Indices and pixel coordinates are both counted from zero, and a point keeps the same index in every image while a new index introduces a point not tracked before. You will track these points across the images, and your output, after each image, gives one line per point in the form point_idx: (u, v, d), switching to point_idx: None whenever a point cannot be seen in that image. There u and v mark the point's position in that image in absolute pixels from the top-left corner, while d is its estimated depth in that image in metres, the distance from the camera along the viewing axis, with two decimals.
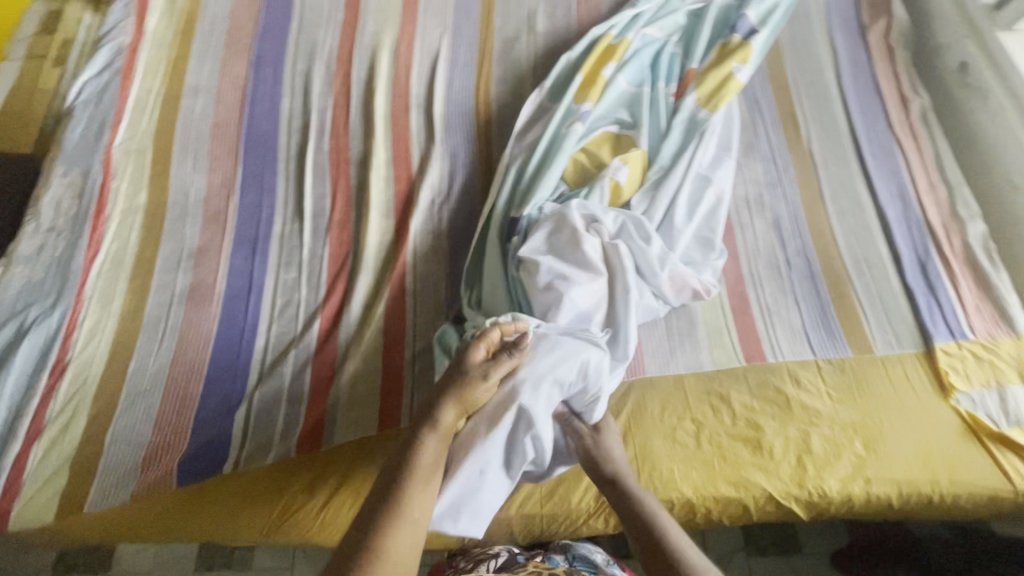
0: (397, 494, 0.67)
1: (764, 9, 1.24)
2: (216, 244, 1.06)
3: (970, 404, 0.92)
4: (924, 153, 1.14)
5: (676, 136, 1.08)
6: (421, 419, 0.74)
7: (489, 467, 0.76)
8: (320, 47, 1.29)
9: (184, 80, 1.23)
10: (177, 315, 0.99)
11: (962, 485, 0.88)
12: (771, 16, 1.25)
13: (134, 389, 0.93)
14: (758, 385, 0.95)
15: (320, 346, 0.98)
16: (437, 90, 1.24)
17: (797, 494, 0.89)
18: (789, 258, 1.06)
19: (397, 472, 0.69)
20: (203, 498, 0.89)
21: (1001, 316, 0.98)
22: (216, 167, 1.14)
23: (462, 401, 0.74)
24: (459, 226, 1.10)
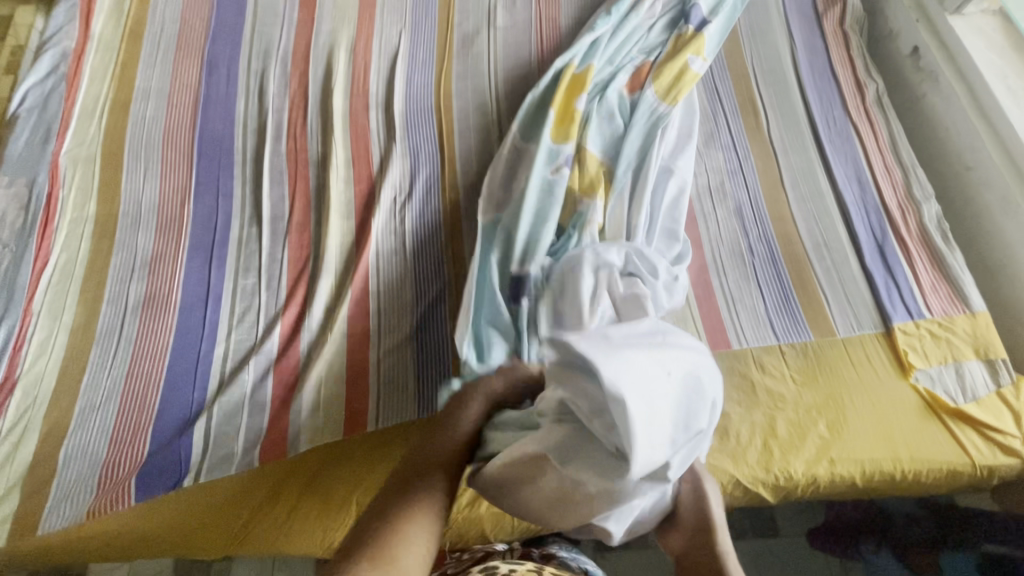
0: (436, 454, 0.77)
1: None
2: (171, 252, 1.03)
3: (928, 381, 0.94)
4: (880, 137, 1.16)
5: (635, 143, 1.06)
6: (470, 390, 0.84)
7: (673, 374, 0.62)
8: (275, 47, 1.26)
9: (133, 84, 1.20)
10: (132, 326, 0.96)
11: (923, 461, 0.89)
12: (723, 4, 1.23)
13: (87, 404, 0.90)
14: (724, 372, 0.96)
15: (282, 351, 0.96)
16: (397, 87, 1.22)
17: (764, 478, 0.89)
18: (751, 245, 1.07)
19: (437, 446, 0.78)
20: (163, 512, 0.86)
21: (956, 295, 1.00)
22: (170, 172, 1.10)
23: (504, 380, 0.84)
24: (423, 224, 1.08)
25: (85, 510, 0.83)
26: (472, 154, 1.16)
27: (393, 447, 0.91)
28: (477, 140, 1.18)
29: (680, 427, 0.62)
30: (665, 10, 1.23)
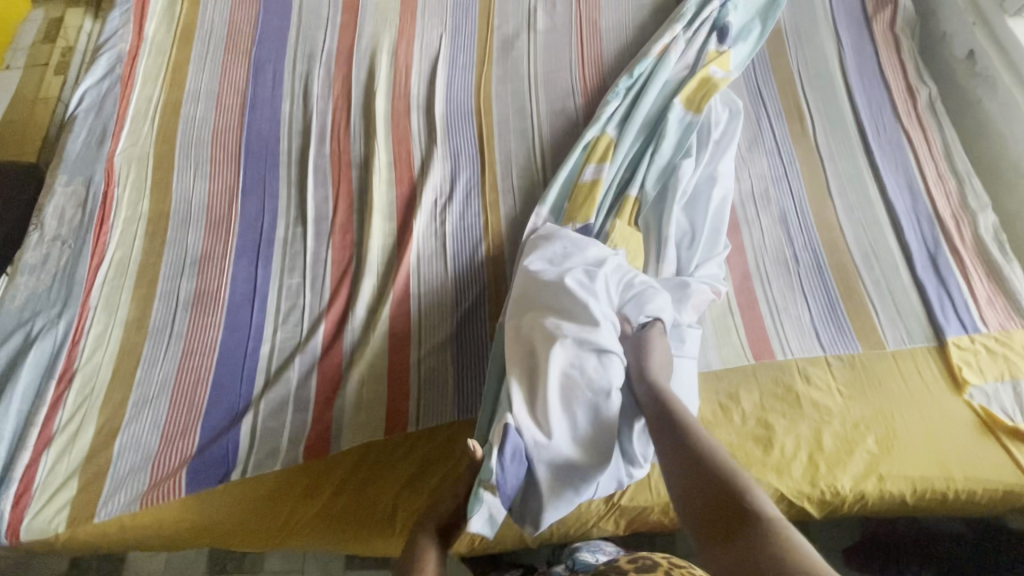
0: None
1: (743, 15, 1.21)
2: (220, 250, 1.06)
3: (984, 398, 0.91)
4: (933, 144, 1.13)
5: (662, 163, 1.04)
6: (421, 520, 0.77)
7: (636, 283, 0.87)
8: (319, 50, 1.28)
9: (184, 86, 1.23)
10: (182, 322, 0.99)
11: (977, 481, 0.86)
12: (751, 20, 1.22)
13: (141, 397, 0.93)
14: (768, 382, 0.94)
15: (326, 350, 0.98)
16: (438, 90, 1.23)
17: (809, 492, 0.87)
18: (796, 254, 1.04)
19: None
20: (209, 507, 0.88)
21: (1013, 309, 0.97)
22: (218, 172, 1.13)
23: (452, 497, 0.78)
24: (463, 227, 1.09)
25: (139, 499, 0.86)
26: (512, 158, 1.16)
27: (433, 447, 0.92)
28: (517, 144, 1.18)
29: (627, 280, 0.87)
30: (696, 37, 1.18)
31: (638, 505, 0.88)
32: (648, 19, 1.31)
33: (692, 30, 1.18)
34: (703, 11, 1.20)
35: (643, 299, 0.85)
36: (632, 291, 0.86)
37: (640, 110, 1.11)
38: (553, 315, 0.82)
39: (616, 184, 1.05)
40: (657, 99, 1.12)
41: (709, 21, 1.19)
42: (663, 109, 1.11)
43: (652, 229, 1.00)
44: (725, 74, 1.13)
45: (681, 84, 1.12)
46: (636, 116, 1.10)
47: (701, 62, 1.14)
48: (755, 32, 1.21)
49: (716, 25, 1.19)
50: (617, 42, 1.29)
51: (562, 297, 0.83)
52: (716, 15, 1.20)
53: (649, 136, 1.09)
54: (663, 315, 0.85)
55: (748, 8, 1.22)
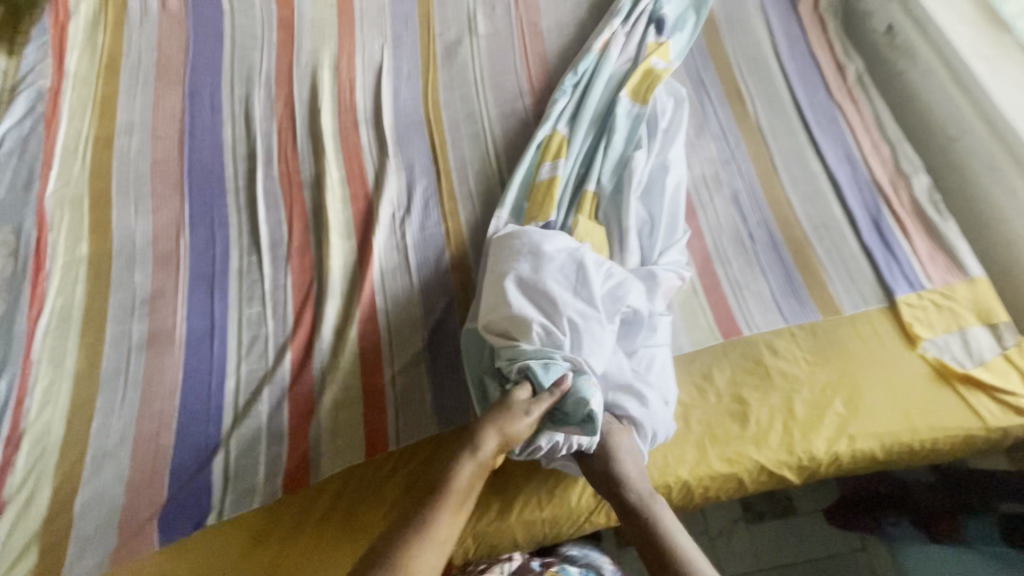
0: (425, 520, 0.71)
1: (679, 7, 1.25)
2: (171, 286, 1.01)
3: (936, 350, 0.96)
4: (865, 115, 1.19)
5: (616, 156, 1.06)
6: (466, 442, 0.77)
7: (613, 274, 0.89)
8: (257, 71, 1.25)
9: (115, 119, 1.17)
10: (137, 366, 0.94)
11: (938, 430, 0.90)
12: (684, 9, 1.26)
13: (100, 450, 0.88)
14: (738, 359, 0.97)
15: (294, 378, 0.94)
16: (385, 103, 1.21)
17: (787, 460, 0.90)
18: (751, 231, 1.08)
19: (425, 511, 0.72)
20: (190, 556, 0.84)
21: (953, 263, 1.03)
22: (161, 206, 1.08)
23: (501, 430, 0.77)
24: (425, 238, 1.08)
25: (107, 559, 0.81)
26: (467, 164, 1.16)
27: (418, 462, 0.91)
28: (470, 149, 1.17)
29: (603, 272, 0.88)
30: (635, 30, 1.21)
31: None
32: (587, 16, 1.33)
33: (630, 23, 1.22)
34: (639, 5, 1.24)
35: (619, 291, 0.87)
36: (608, 283, 0.88)
37: (587, 105, 1.12)
38: (522, 304, 0.85)
39: (573, 180, 1.05)
40: (603, 92, 1.15)
41: (646, 14, 1.23)
42: (612, 101, 1.13)
43: (612, 223, 1.01)
44: (667, 65, 1.17)
45: (625, 76, 1.15)
46: (586, 110, 1.11)
47: (642, 52, 1.17)
48: (691, 19, 1.25)
49: (653, 17, 1.23)
50: (559, 41, 1.30)
51: (537, 297, 0.85)
52: (652, 9, 1.24)
53: (601, 128, 1.10)
54: (637, 308, 0.88)
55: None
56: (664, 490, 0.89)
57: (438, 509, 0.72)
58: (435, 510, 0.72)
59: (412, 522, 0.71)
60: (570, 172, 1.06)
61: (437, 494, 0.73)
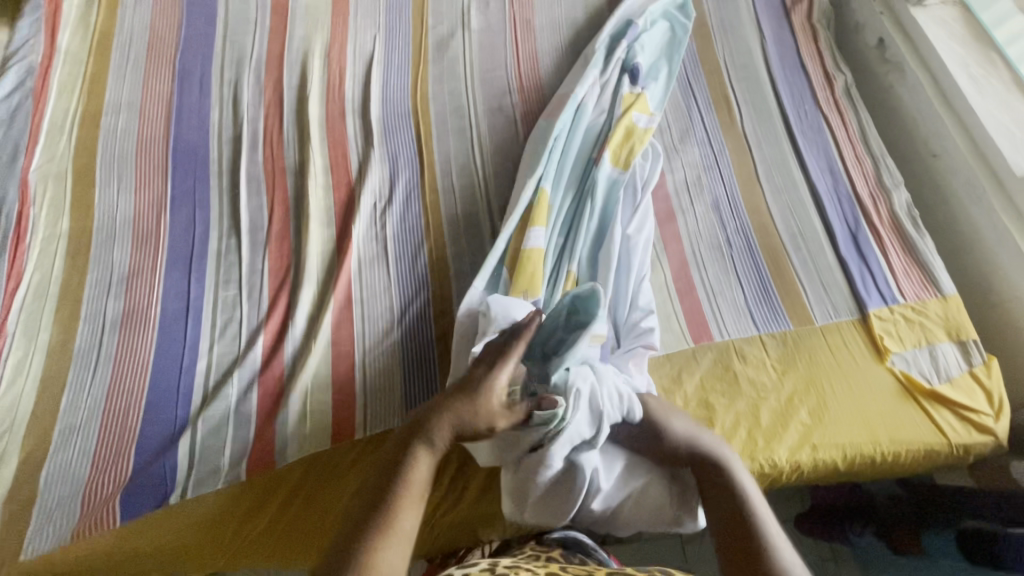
0: (386, 514, 0.72)
1: (650, 53, 1.24)
2: (149, 266, 1.02)
3: (904, 364, 0.96)
4: (850, 128, 1.19)
5: (598, 220, 1.03)
6: (412, 435, 0.76)
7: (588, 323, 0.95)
8: (247, 55, 1.25)
9: (103, 97, 1.18)
10: (110, 343, 0.95)
11: (901, 443, 0.91)
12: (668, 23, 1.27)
13: (68, 424, 0.89)
14: (708, 364, 0.97)
15: (266, 362, 0.95)
16: (373, 93, 1.22)
17: (749, 467, 0.90)
18: (729, 239, 1.08)
19: (385, 505, 0.72)
20: (147, 533, 0.84)
21: (927, 280, 1.03)
22: (144, 185, 1.09)
23: (455, 426, 0.75)
24: (404, 230, 1.08)
25: (70, 531, 0.82)
26: (451, 159, 1.16)
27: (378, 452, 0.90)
28: (455, 144, 1.18)
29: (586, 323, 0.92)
30: (611, 81, 1.17)
31: None
32: (580, 16, 1.33)
33: (605, 73, 1.18)
34: (612, 53, 1.21)
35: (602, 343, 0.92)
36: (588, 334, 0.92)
37: (564, 167, 1.08)
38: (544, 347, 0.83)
39: (553, 249, 1.00)
40: (581, 151, 1.10)
41: (619, 63, 1.19)
42: (591, 162, 1.08)
43: None
44: (649, 122, 1.14)
45: (604, 134, 1.11)
46: (562, 170, 1.07)
47: (619, 110, 1.13)
48: (664, 68, 1.23)
49: (626, 66, 1.19)
50: (551, 39, 1.30)
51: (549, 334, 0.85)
52: (626, 56, 1.21)
53: (581, 191, 1.06)
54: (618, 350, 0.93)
55: (652, 47, 1.24)
56: None
57: (400, 504, 0.72)
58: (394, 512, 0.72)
59: (374, 522, 0.71)
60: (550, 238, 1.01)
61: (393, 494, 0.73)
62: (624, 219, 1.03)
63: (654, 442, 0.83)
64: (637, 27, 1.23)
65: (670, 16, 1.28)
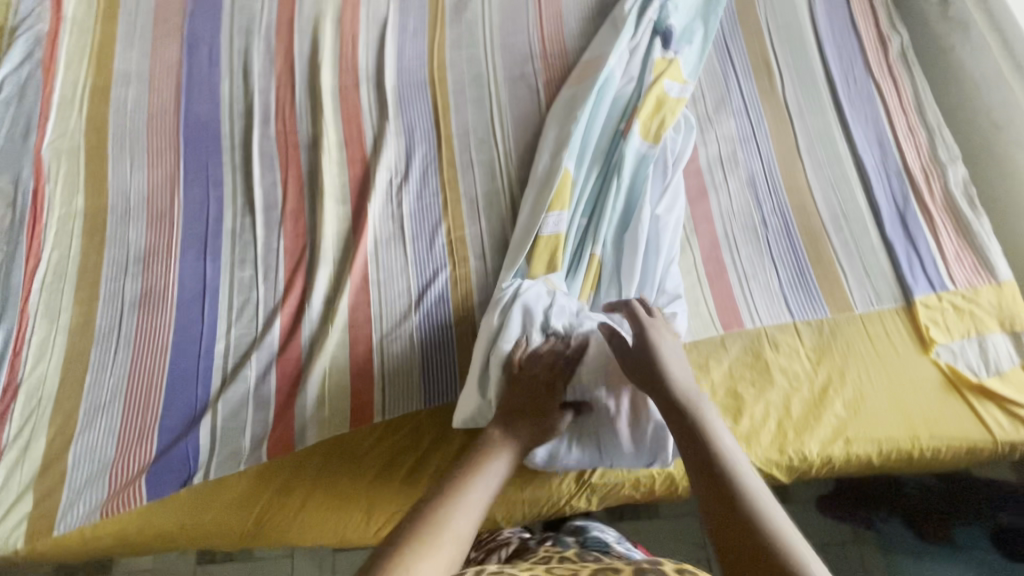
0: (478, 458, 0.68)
1: (686, 11, 1.14)
2: (165, 245, 1.00)
3: (950, 356, 0.90)
4: (903, 95, 1.09)
5: (625, 198, 0.97)
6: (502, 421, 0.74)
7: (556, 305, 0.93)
8: (257, 21, 1.19)
9: (112, 68, 1.14)
10: (130, 323, 0.95)
11: (941, 439, 0.86)
12: None
13: (93, 404, 0.90)
14: (737, 352, 0.93)
15: (283, 345, 0.94)
16: (388, 61, 1.15)
17: (777, 460, 0.87)
18: (765, 218, 1.02)
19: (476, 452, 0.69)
20: (174, 511, 0.86)
21: (981, 264, 0.96)
22: (157, 162, 1.06)
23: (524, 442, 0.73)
24: (421, 207, 1.04)
25: (100, 508, 0.84)
26: (470, 131, 1.11)
27: (400, 436, 0.91)
28: (474, 116, 1.12)
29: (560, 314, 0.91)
30: (641, 46, 1.09)
31: (608, 482, 0.89)
32: None
33: (634, 38, 1.10)
34: (643, 14, 1.12)
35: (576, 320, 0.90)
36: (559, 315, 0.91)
37: (589, 141, 1.02)
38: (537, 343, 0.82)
39: (576, 230, 0.96)
40: (608, 122, 1.04)
41: (651, 25, 1.11)
42: (619, 135, 1.02)
43: (613, 292, 0.92)
44: (682, 91, 1.06)
45: (633, 103, 1.04)
46: (587, 145, 1.01)
47: (649, 77, 1.06)
48: (700, 30, 1.13)
49: (658, 29, 1.10)
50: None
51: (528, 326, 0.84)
52: (658, 18, 1.12)
53: (607, 167, 1.00)
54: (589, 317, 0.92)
55: (687, 7, 1.14)
56: (647, 479, 0.89)
57: (491, 450, 0.69)
58: (446, 512, 0.59)
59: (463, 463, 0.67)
60: (573, 216, 0.97)
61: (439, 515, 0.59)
62: (653, 197, 0.97)
63: (635, 350, 0.72)
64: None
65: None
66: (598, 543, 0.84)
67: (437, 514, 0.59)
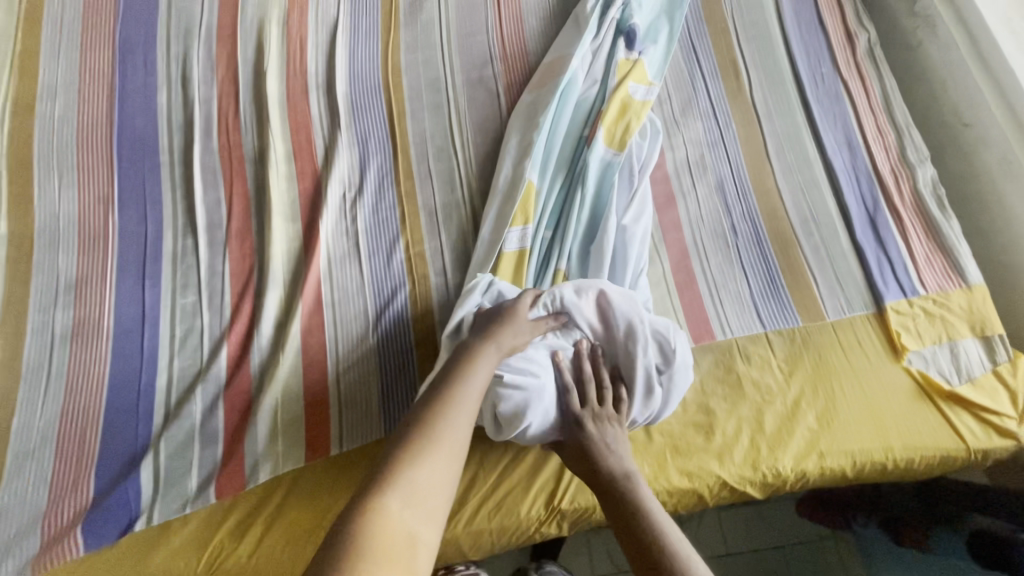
0: (462, 360, 0.70)
1: (650, 10, 1.10)
2: (98, 272, 0.93)
3: (922, 363, 0.89)
4: (872, 94, 1.07)
5: (591, 209, 0.93)
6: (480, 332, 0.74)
7: None
8: (196, 25, 1.11)
9: (36, 79, 1.06)
10: (62, 358, 0.88)
11: (915, 449, 0.84)
12: None
13: (22, 449, 0.83)
14: (708, 366, 0.90)
15: (230, 376, 0.88)
16: (339, 66, 1.09)
17: (751, 477, 0.84)
18: (734, 224, 0.98)
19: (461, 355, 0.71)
20: (112, 563, 0.79)
21: (951, 267, 0.94)
22: (88, 181, 0.98)
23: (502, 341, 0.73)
24: (377, 223, 0.99)
25: (31, 563, 0.77)
26: (428, 139, 1.05)
27: (359, 468, 0.85)
28: (432, 123, 1.06)
29: None
30: (604, 47, 1.04)
31: (578, 507, 0.85)
32: None
33: (597, 38, 1.05)
34: (606, 13, 1.07)
35: None
36: None
37: (552, 149, 0.97)
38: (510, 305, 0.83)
39: (539, 244, 0.91)
40: (571, 128, 0.99)
41: (614, 25, 1.06)
42: (583, 141, 0.98)
43: None
44: (647, 94, 1.02)
45: (597, 108, 1.00)
46: (550, 153, 0.97)
47: (613, 79, 1.01)
48: (665, 29, 1.09)
49: (621, 29, 1.06)
50: None
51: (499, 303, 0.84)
52: (621, 17, 1.07)
53: (571, 176, 0.96)
54: None
55: (650, 5, 1.10)
56: None
57: (473, 351, 0.71)
58: (439, 407, 0.62)
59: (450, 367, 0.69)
60: (536, 229, 0.92)
61: (428, 434, 0.58)
62: (620, 207, 0.93)
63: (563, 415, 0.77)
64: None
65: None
66: None
67: (430, 411, 0.61)
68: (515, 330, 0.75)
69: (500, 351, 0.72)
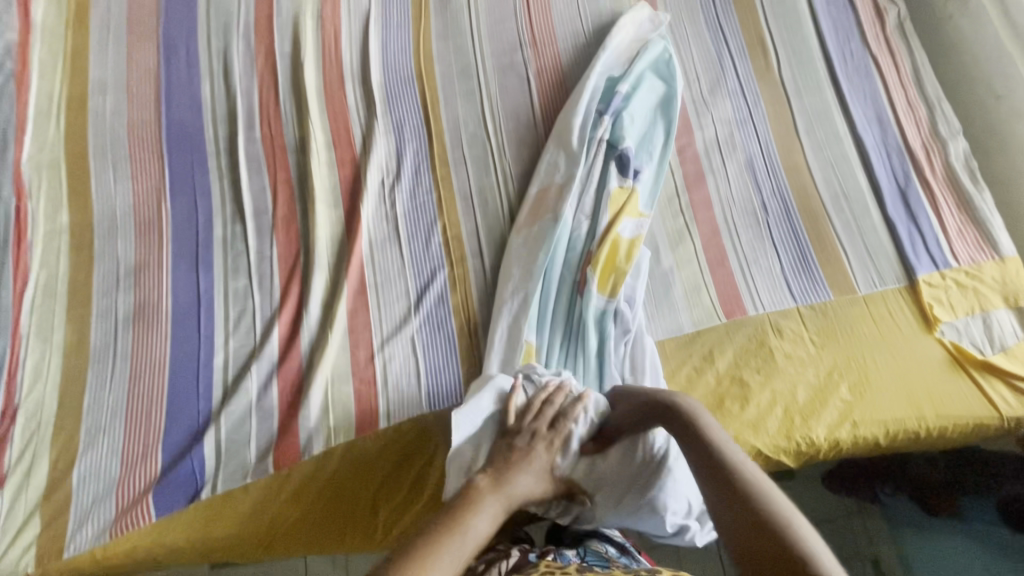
0: (472, 499, 0.67)
1: (638, 129, 1.01)
2: (155, 258, 0.98)
3: (954, 334, 0.90)
4: (902, 69, 1.07)
5: (597, 339, 0.87)
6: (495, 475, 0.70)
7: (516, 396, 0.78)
8: (234, 19, 1.15)
9: (87, 76, 1.10)
10: (125, 340, 0.93)
11: (948, 418, 0.86)
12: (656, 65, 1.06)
13: (94, 424, 0.89)
14: (742, 340, 0.92)
15: (283, 355, 0.92)
16: (373, 56, 1.12)
17: (785, 446, 0.86)
18: (765, 202, 1.00)
19: (470, 494, 0.68)
20: (183, 528, 0.85)
21: (983, 239, 0.95)
22: (141, 172, 1.03)
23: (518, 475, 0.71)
24: (415, 207, 1.02)
25: (109, 528, 0.83)
26: (461, 126, 1.08)
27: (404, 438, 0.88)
28: (464, 109, 1.09)
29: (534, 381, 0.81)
30: (593, 177, 0.96)
31: None
32: None
33: (586, 167, 0.97)
34: (593, 132, 1.00)
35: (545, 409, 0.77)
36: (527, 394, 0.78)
37: (546, 307, 0.90)
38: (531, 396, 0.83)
39: (571, 226, 0.94)
40: (563, 278, 0.92)
41: (603, 150, 0.98)
42: (576, 292, 0.90)
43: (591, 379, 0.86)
44: (636, 229, 0.94)
45: (589, 248, 0.92)
46: (546, 307, 0.90)
47: (604, 218, 0.93)
48: (654, 124, 1.02)
49: (613, 150, 0.98)
50: None
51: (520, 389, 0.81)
52: (609, 139, 0.99)
53: (569, 333, 0.89)
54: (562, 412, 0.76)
55: (643, 111, 1.03)
56: None
57: (484, 494, 0.68)
58: (440, 551, 0.61)
59: (457, 505, 0.67)
60: (550, 320, 0.90)
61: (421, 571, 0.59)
62: (617, 360, 0.87)
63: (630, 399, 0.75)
64: (622, 96, 1.02)
65: (657, 69, 1.06)
66: (597, 558, 0.72)
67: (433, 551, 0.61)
68: (526, 473, 0.71)
69: (507, 500, 0.69)
